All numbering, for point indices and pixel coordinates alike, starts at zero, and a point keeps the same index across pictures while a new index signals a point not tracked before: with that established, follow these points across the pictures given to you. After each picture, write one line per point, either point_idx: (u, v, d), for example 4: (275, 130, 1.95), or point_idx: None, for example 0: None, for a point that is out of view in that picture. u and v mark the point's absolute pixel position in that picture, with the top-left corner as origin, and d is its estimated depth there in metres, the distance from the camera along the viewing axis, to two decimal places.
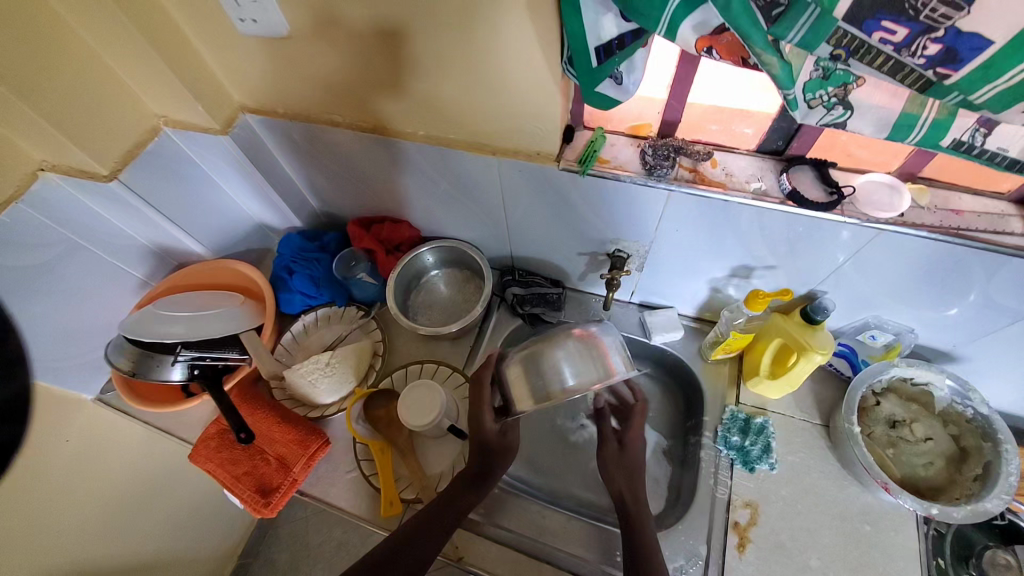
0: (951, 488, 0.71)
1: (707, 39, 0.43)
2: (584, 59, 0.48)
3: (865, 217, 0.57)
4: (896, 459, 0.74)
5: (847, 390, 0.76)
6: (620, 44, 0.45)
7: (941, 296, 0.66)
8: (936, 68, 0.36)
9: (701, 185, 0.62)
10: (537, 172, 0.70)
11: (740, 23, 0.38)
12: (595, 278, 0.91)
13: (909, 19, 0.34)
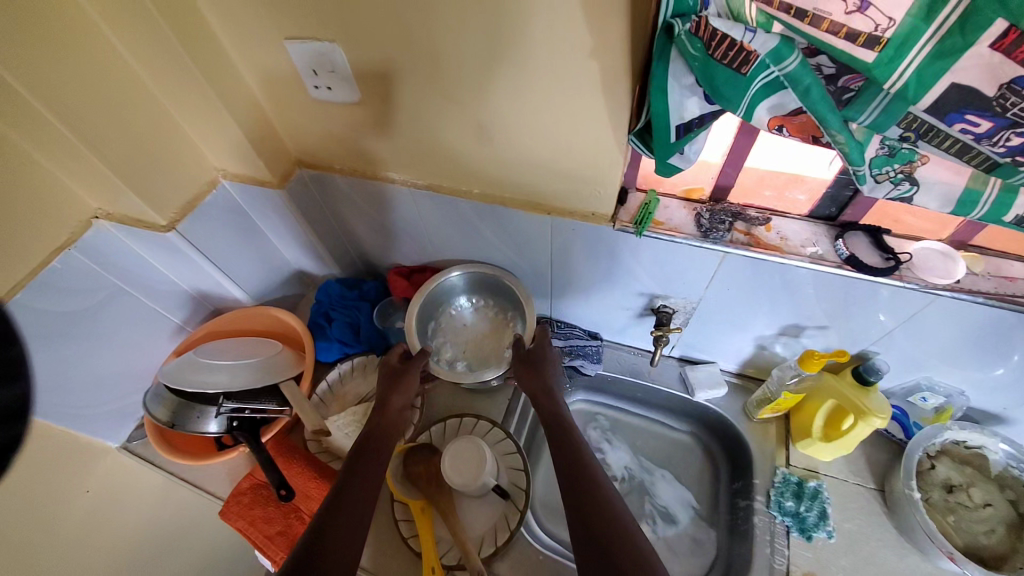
0: (1017, 557, 0.67)
1: (780, 118, 0.46)
2: (661, 133, 0.50)
3: (923, 283, 0.59)
4: (956, 526, 0.71)
5: (903, 455, 0.74)
6: (700, 123, 0.49)
7: (999, 360, 0.66)
8: (1016, 155, 0.38)
9: (757, 248, 0.64)
10: (591, 231, 0.73)
11: (818, 106, 0.41)
12: (636, 332, 0.91)
13: (994, 115, 0.36)
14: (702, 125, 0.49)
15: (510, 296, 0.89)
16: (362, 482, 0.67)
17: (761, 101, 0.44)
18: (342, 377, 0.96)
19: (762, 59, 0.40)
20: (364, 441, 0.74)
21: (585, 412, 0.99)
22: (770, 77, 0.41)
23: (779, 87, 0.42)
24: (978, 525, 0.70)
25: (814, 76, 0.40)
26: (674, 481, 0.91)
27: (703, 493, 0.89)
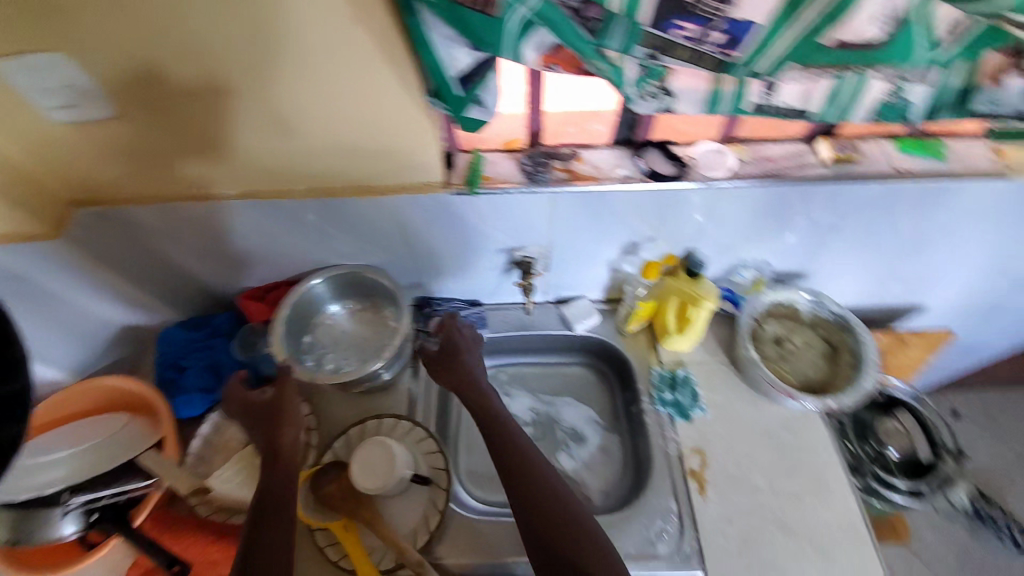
0: (836, 378, 0.86)
1: (547, 56, 0.50)
2: (449, 89, 0.55)
3: (708, 180, 0.69)
4: (791, 370, 0.87)
5: (738, 325, 0.88)
6: (477, 72, 0.54)
7: (780, 226, 0.80)
8: (725, 51, 0.48)
9: (577, 181, 0.69)
10: (428, 201, 0.73)
11: (567, 37, 0.47)
12: (507, 287, 0.95)
13: (698, 18, 0.46)
14: (483, 75, 0.54)
15: (379, 291, 0.87)
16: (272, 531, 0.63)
17: (525, 43, 0.48)
18: (217, 428, 0.85)
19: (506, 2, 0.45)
20: (266, 489, 0.67)
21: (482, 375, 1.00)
22: (520, 17, 0.46)
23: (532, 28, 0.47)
24: (806, 363, 0.87)
25: (557, 11, 0.45)
26: (574, 405, 0.98)
27: (601, 410, 0.97)
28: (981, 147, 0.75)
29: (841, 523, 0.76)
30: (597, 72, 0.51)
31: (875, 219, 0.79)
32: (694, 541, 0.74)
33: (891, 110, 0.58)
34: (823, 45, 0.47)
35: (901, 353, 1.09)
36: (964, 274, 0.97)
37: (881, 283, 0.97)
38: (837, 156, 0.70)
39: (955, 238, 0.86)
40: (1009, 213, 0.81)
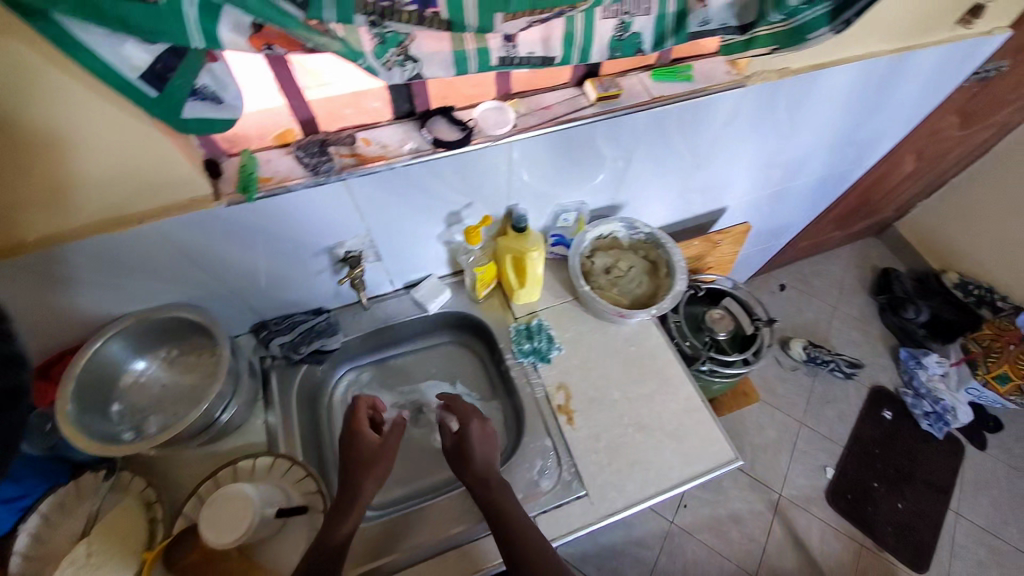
0: (659, 289, 0.98)
1: (255, 38, 0.47)
2: (138, 92, 0.48)
3: (494, 139, 0.71)
4: (623, 292, 0.98)
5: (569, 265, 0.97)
6: (165, 66, 0.48)
7: (580, 168, 0.86)
8: (426, 7, 0.49)
9: (365, 165, 0.67)
10: (206, 219, 0.66)
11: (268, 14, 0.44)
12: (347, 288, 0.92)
13: None
14: (183, 70, 0.50)
15: (193, 327, 0.79)
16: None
17: (218, 24, 0.44)
18: (37, 537, 0.72)
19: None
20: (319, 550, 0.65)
21: (349, 384, 1.02)
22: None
23: (219, 9, 0.43)
24: (633, 283, 0.98)
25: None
26: (441, 387, 1.03)
27: (468, 379, 1.04)
28: (719, 61, 0.84)
29: (687, 407, 0.88)
30: (322, 48, 0.49)
31: (654, 144, 0.88)
32: (572, 468, 0.82)
33: (625, 43, 0.64)
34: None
35: (717, 250, 1.29)
36: (742, 173, 1.14)
37: (682, 195, 1.11)
38: (600, 94, 0.75)
39: (724, 146, 0.99)
40: (756, 115, 0.94)
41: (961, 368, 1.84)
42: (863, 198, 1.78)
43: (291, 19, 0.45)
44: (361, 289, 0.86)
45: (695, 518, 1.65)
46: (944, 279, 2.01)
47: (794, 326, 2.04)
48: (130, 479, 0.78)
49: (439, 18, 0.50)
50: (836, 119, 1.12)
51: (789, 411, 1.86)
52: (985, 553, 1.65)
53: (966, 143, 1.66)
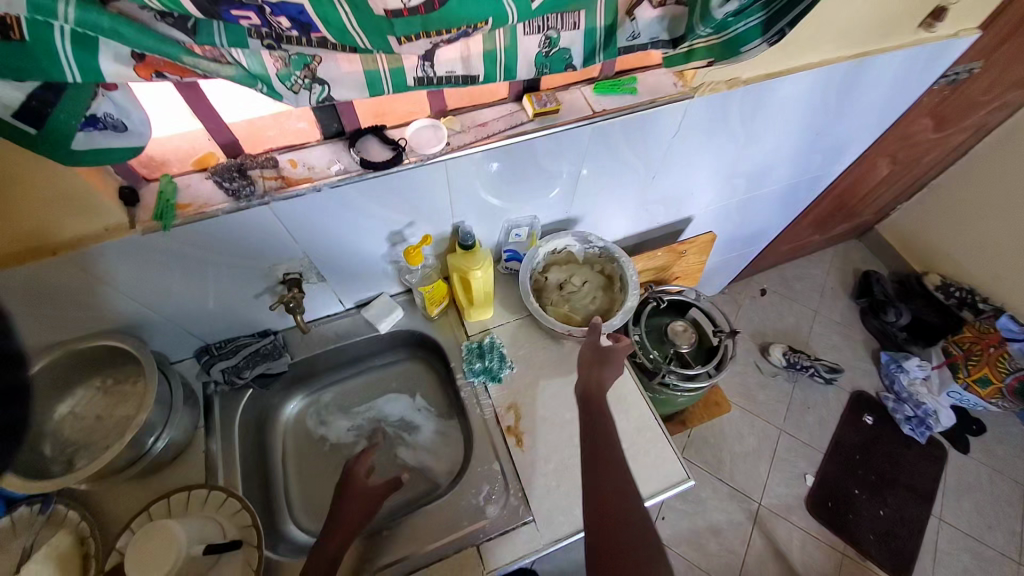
0: (613, 304, 0.96)
1: (143, 66, 0.46)
2: (15, 130, 0.46)
3: (425, 158, 0.70)
4: (576, 309, 0.96)
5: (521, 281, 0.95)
6: (45, 102, 0.45)
7: (525, 184, 0.85)
8: (310, 33, 0.46)
9: (288, 188, 0.66)
10: (126, 248, 0.65)
11: (149, 43, 0.43)
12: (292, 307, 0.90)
13: (245, 5, 0.42)
14: (65, 104, 0.47)
15: (124, 354, 0.77)
16: None
17: (97, 58, 0.44)
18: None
19: (30, 18, 0.39)
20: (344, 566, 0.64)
21: (301, 408, 1.00)
22: (65, 32, 0.41)
23: (93, 41, 0.42)
24: (587, 299, 0.96)
25: (116, 18, 0.41)
26: (400, 403, 1.02)
27: (427, 393, 1.03)
28: (666, 73, 0.83)
29: (638, 427, 0.87)
30: (217, 74, 0.48)
31: (602, 156, 0.86)
32: (519, 493, 0.80)
33: (552, 60, 0.62)
34: (383, 16, 0.44)
35: (681, 261, 1.27)
36: (704, 182, 1.12)
37: (642, 206, 1.09)
38: (537, 110, 0.74)
39: (678, 156, 0.97)
40: (708, 125, 0.92)
41: (944, 371, 1.78)
42: (841, 202, 1.67)
43: (175, 47, 0.44)
44: (300, 312, 0.83)
45: (673, 530, 1.58)
46: (926, 281, 1.95)
47: (774, 330, 1.98)
48: (70, 511, 0.73)
49: (330, 42, 0.47)
50: (794, 126, 1.06)
51: (769, 418, 1.79)
52: (968, 560, 1.60)
53: (943, 145, 1.59)
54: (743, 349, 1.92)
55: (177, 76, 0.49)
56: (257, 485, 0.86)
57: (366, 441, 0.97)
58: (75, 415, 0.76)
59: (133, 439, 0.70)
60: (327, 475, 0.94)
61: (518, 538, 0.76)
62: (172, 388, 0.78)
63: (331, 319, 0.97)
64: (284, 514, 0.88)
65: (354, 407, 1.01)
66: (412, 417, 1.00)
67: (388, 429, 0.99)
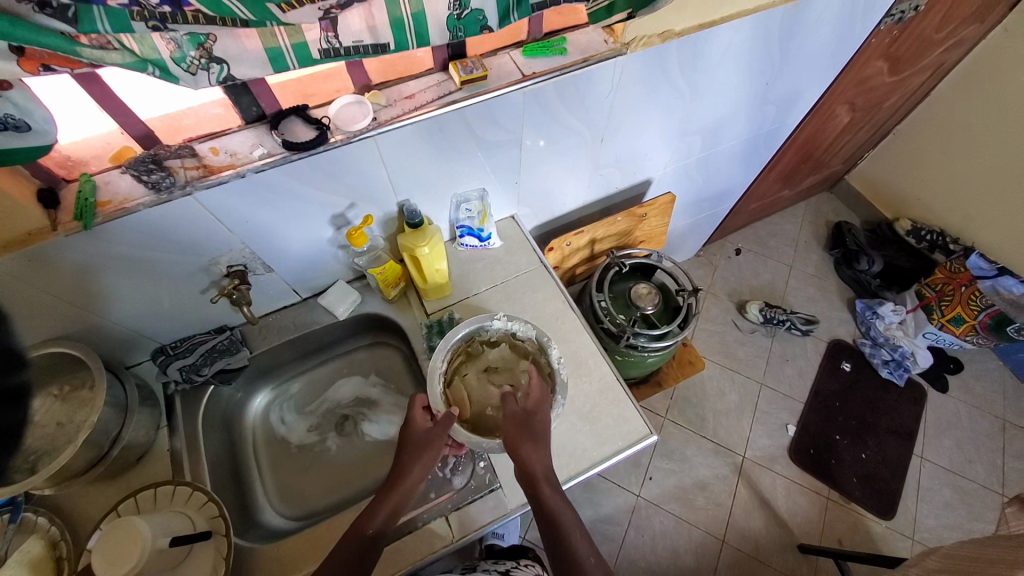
0: None
1: (27, 60, 0.46)
2: None
3: (350, 135, 0.69)
4: (479, 402, 0.83)
5: (450, 337, 0.84)
6: None
7: (462, 156, 0.84)
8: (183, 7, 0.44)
9: (210, 176, 0.65)
10: (52, 253, 0.64)
11: (25, 34, 0.42)
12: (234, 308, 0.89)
13: None
14: None
15: (76, 361, 0.76)
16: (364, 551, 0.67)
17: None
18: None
19: None
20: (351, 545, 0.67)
21: (267, 402, 1.01)
22: None
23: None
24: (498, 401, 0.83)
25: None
26: (364, 388, 1.04)
27: (381, 371, 1.05)
28: (596, 31, 0.82)
29: (601, 389, 0.88)
30: (106, 61, 0.47)
31: (541, 122, 0.86)
32: (484, 463, 0.82)
33: (466, 23, 0.60)
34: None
35: (645, 224, 1.26)
36: (657, 143, 1.12)
37: (595, 172, 1.09)
38: (463, 78, 0.73)
39: (624, 117, 0.96)
40: (649, 82, 0.91)
41: (919, 313, 1.79)
42: (807, 151, 1.66)
43: (53, 35, 0.43)
44: (247, 303, 0.83)
45: (662, 489, 1.58)
46: (896, 227, 1.98)
47: (750, 288, 1.99)
48: (40, 517, 0.72)
49: (204, 14, 0.46)
50: (741, 78, 1.05)
51: (749, 373, 1.80)
52: (948, 493, 1.62)
53: (902, 88, 1.59)
54: (720, 309, 1.94)
55: (67, 69, 0.49)
56: (227, 478, 0.86)
57: (333, 430, 1.00)
58: (27, 425, 0.75)
59: (88, 440, 0.70)
60: (303, 465, 0.96)
61: (489, 504, 0.79)
62: (127, 390, 0.78)
63: (287, 309, 0.98)
64: (260, 504, 0.90)
65: (319, 395, 1.03)
66: (367, 393, 1.04)
67: (343, 412, 1.02)
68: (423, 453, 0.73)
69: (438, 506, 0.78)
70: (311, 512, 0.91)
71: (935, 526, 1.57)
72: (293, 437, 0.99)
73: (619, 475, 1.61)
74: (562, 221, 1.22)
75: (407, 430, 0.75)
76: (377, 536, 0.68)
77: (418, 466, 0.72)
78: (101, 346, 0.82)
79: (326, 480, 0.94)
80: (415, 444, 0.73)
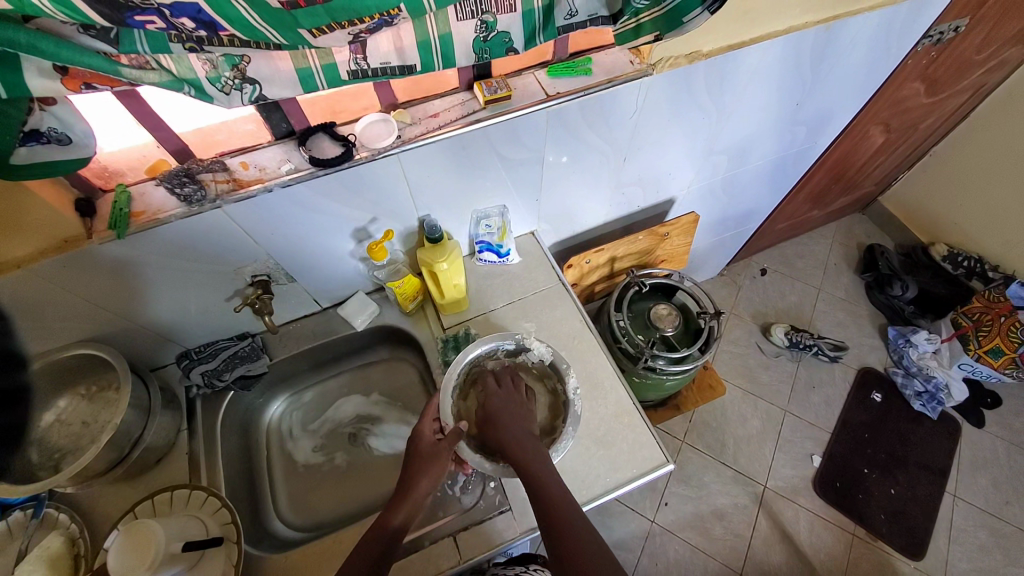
0: None
1: (71, 80, 0.49)
2: None
3: (374, 153, 0.71)
4: None
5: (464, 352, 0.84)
6: None
7: (483, 173, 0.85)
8: (219, 32, 0.46)
9: (240, 190, 0.67)
10: (88, 258, 0.67)
11: (68, 55, 0.44)
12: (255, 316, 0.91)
13: (146, 9, 0.42)
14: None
15: (103, 362, 0.79)
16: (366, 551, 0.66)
17: (21, 75, 0.46)
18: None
19: None
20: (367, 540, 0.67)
21: (283, 410, 1.03)
22: None
23: (14, 59, 0.45)
24: None
25: (34, 33, 0.42)
26: (374, 403, 1.04)
27: (385, 388, 1.06)
28: (622, 52, 0.81)
29: (616, 412, 0.86)
30: (144, 81, 0.49)
31: (563, 141, 0.86)
32: (494, 484, 0.80)
33: (492, 44, 0.61)
34: (280, 8, 0.44)
35: (666, 243, 1.24)
36: (681, 162, 1.10)
37: (617, 191, 1.08)
38: (487, 97, 0.73)
39: (648, 136, 0.95)
40: (674, 102, 0.90)
41: (954, 343, 1.69)
42: (838, 172, 1.61)
43: (94, 56, 0.45)
44: (269, 313, 0.85)
45: (677, 515, 1.53)
46: (932, 252, 1.90)
47: (776, 310, 1.93)
48: (61, 514, 0.75)
49: (237, 38, 0.47)
50: (769, 99, 1.03)
51: (772, 399, 1.74)
52: (986, 538, 1.52)
53: (940, 109, 1.53)
54: (743, 330, 1.88)
55: (108, 87, 0.52)
56: (240, 483, 0.87)
57: (344, 445, 1.00)
58: (55, 423, 0.77)
59: (111, 441, 0.72)
60: (313, 476, 0.97)
61: (496, 527, 0.77)
62: (150, 393, 0.81)
63: (306, 319, 0.99)
64: (271, 513, 0.90)
65: (321, 415, 1.04)
66: (368, 411, 1.04)
67: (345, 430, 1.02)
68: (432, 463, 0.73)
69: (448, 524, 0.78)
70: (320, 523, 0.91)
71: (969, 570, 1.47)
72: (296, 452, 0.99)
73: (633, 499, 1.56)
74: (582, 238, 1.21)
75: (415, 443, 0.77)
76: (399, 534, 0.68)
77: (428, 477, 0.72)
78: (129, 349, 0.84)
79: (336, 492, 0.94)
80: (423, 456, 0.74)
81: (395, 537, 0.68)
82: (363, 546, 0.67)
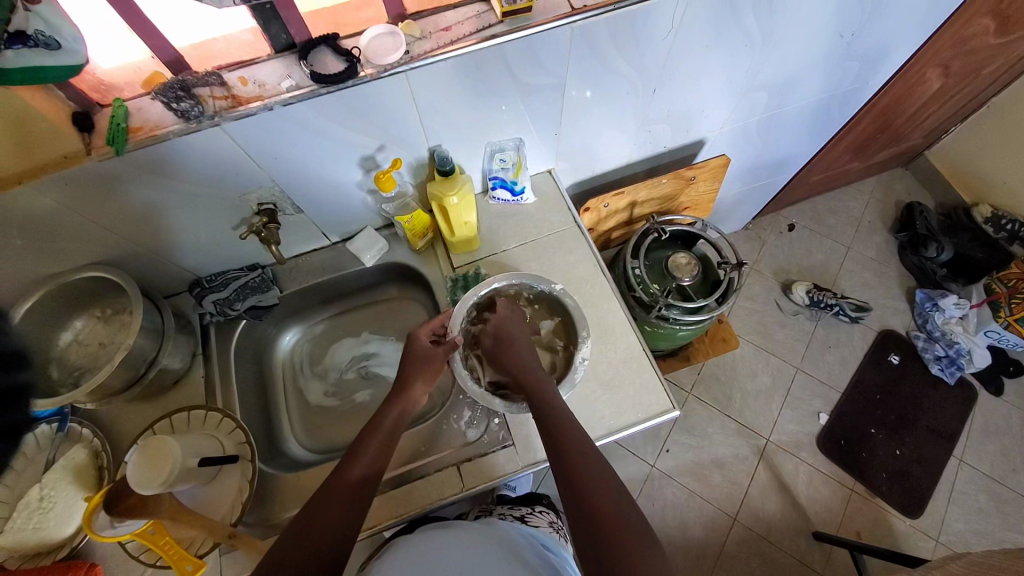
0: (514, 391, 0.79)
1: None
2: None
3: (380, 70, 0.65)
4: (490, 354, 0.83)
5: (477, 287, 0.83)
6: None
7: (497, 100, 0.78)
8: None
9: (239, 107, 0.64)
10: (85, 177, 0.64)
11: None
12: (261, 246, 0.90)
13: None
14: None
15: (116, 286, 0.79)
16: (325, 506, 0.58)
17: None
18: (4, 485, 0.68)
19: None
20: (324, 496, 0.59)
21: (295, 340, 1.05)
22: None
23: None
24: None
25: None
26: (382, 340, 1.05)
27: (390, 324, 1.06)
28: None
29: (625, 358, 0.85)
30: None
31: (586, 66, 0.78)
32: (499, 420, 0.82)
33: None
34: None
35: (690, 189, 1.17)
36: (714, 98, 1.01)
37: (641, 128, 1.00)
38: (505, 8, 0.66)
39: (677, 67, 0.86)
40: (713, 24, 0.80)
41: (983, 310, 1.61)
42: (885, 120, 1.47)
43: None
44: (276, 243, 0.83)
45: (677, 462, 1.57)
46: (975, 212, 1.77)
47: (800, 267, 1.85)
48: (85, 429, 0.78)
49: None
50: (817, 28, 0.91)
51: (785, 356, 1.72)
52: (986, 501, 1.53)
53: (1009, 52, 1.36)
54: (762, 287, 1.82)
55: None
56: (254, 408, 0.90)
57: (355, 377, 1.02)
58: (72, 345, 0.79)
59: (125, 361, 0.74)
60: (324, 406, 1.00)
61: (499, 460, 0.79)
62: (164, 317, 0.82)
63: (316, 252, 0.98)
64: (286, 436, 0.94)
65: (328, 357, 1.04)
66: (377, 342, 1.05)
67: (354, 364, 1.04)
68: (429, 368, 0.75)
69: (451, 455, 0.80)
70: (332, 447, 0.95)
71: (965, 530, 1.49)
72: (307, 384, 1.02)
73: (635, 444, 1.60)
74: (601, 180, 1.15)
75: (411, 343, 0.78)
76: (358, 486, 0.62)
77: (398, 407, 0.71)
78: (140, 273, 0.85)
79: (346, 420, 0.98)
80: (420, 358, 0.76)
81: (364, 484, 0.62)
82: (329, 501, 0.59)
